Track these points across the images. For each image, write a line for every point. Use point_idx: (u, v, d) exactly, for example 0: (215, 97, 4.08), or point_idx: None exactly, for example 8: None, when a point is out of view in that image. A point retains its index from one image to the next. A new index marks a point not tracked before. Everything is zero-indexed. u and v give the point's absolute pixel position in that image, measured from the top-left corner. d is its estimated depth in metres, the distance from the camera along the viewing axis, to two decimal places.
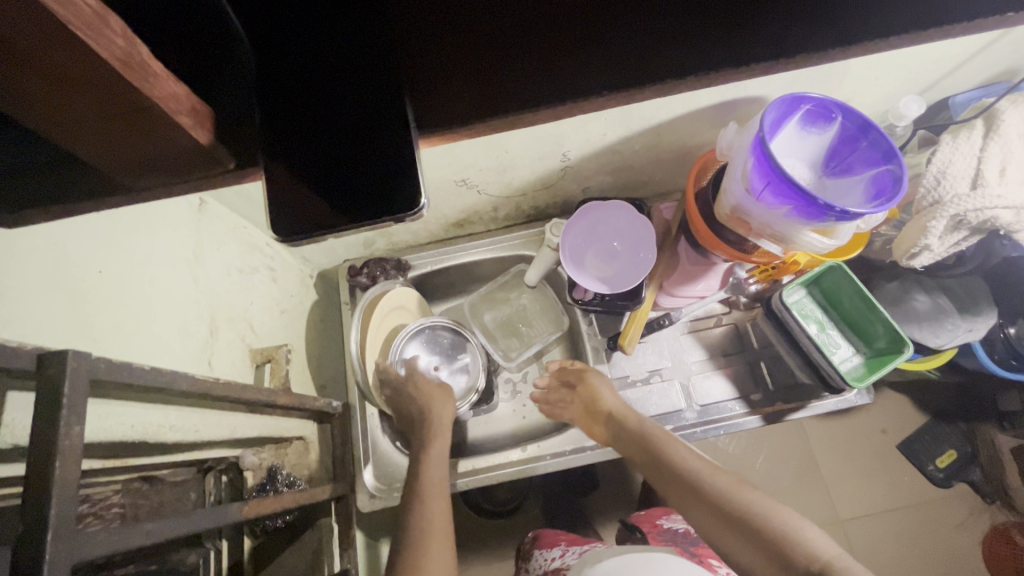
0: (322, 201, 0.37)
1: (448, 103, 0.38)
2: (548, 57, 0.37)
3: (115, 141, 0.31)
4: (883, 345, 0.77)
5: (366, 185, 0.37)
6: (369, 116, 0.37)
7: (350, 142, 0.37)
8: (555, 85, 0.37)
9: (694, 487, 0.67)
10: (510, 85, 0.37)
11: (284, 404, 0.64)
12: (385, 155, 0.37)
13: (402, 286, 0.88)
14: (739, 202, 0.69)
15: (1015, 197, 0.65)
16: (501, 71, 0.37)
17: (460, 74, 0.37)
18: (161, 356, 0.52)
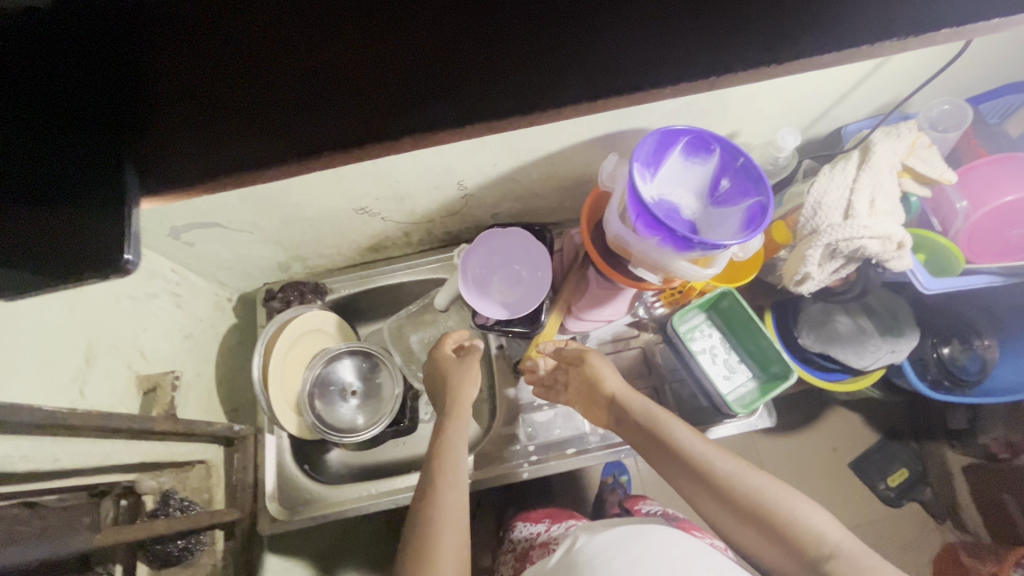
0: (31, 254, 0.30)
1: (175, 153, 0.32)
2: (331, 98, 0.32)
3: None
4: (775, 370, 0.78)
5: (78, 234, 0.30)
6: (102, 159, 0.31)
7: (64, 185, 0.30)
8: (330, 132, 0.32)
9: (701, 475, 0.64)
10: (285, 126, 0.32)
11: (166, 430, 0.65)
12: (89, 210, 0.30)
13: (318, 309, 0.90)
14: (619, 232, 0.70)
15: (882, 228, 0.67)
16: (225, 127, 0.32)
17: (188, 122, 0.32)
18: (17, 390, 0.52)
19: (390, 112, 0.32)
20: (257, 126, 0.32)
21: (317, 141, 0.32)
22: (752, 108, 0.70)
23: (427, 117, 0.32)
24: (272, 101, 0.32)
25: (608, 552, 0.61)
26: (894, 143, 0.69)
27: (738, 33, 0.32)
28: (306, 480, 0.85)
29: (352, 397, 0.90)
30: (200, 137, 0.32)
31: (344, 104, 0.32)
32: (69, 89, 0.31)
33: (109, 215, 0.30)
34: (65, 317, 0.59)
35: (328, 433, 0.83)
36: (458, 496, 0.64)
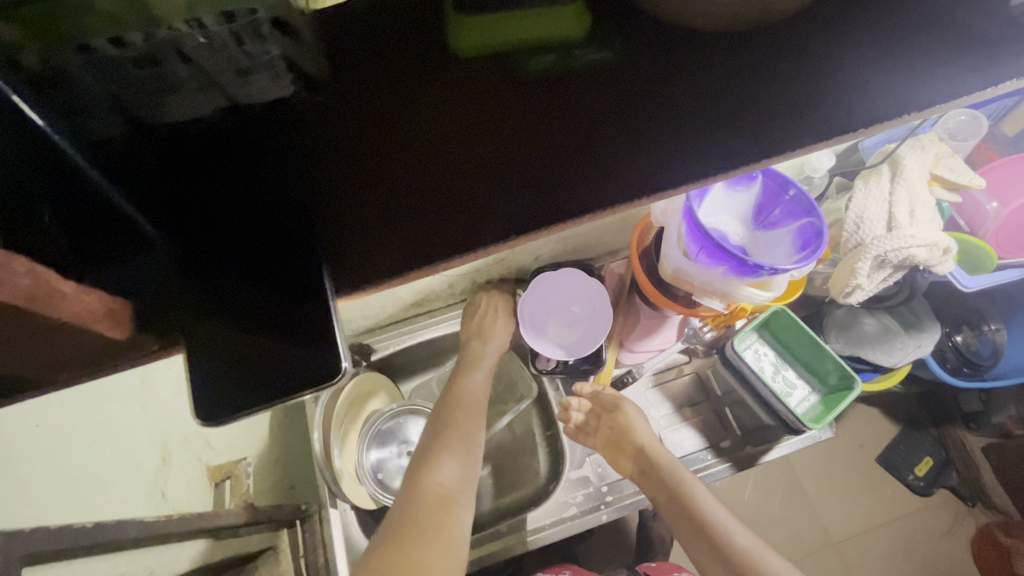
0: (242, 368, 0.28)
1: (372, 254, 0.31)
2: (524, 177, 0.31)
3: (32, 347, 0.26)
4: (835, 381, 0.80)
5: (282, 352, 0.28)
6: (284, 265, 0.30)
7: (275, 305, 0.29)
8: (516, 190, 0.31)
9: (702, 526, 0.69)
10: (465, 214, 0.31)
11: (248, 522, 0.62)
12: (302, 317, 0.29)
13: (365, 371, 0.88)
14: (678, 265, 0.72)
15: (926, 235, 0.70)
16: (414, 216, 0.31)
17: (375, 218, 0.31)
18: (108, 500, 0.50)
19: (587, 181, 0.31)
20: (423, 216, 0.31)
21: (511, 207, 0.31)
22: None
23: (633, 183, 0.31)
24: (448, 191, 0.31)
25: None
26: (921, 156, 0.74)
27: (870, 79, 0.33)
28: None
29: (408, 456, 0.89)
30: (367, 232, 0.31)
31: (523, 181, 0.31)
32: (238, 201, 0.31)
33: (308, 325, 0.29)
34: (138, 416, 0.57)
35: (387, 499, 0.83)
36: (468, 436, 0.72)
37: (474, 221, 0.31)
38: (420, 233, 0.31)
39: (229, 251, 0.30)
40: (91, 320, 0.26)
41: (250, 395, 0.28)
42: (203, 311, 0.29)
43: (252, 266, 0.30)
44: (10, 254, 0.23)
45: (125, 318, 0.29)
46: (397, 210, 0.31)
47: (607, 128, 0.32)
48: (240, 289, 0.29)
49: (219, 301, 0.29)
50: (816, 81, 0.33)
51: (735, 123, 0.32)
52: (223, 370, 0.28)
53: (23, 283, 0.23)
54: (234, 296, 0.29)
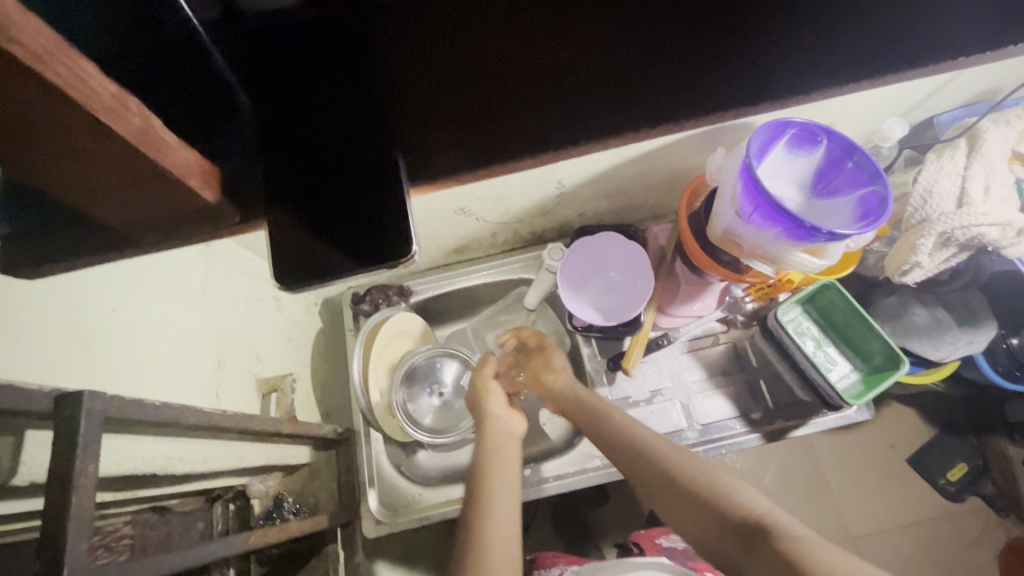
0: (325, 246, 0.33)
1: (444, 151, 0.35)
2: (586, 89, 0.35)
3: (128, 197, 0.29)
4: (880, 361, 0.78)
5: (361, 231, 0.33)
6: (362, 157, 0.34)
7: (355, 198, 0.34)
8: (581, 104, 0.35)
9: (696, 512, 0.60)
10: (531, 123, 0.35)
11: (290, 432, 0.66)
12: (379, 204, 0.34)
13: (402, 312, 0.89)
14: (729, 225, 0.71)
15: (1001, 214, 0.66)
16: (486, 122, 0.34)
17: (449, 121, 0.34)
18: (169, 387, 0.54)
19: (643, 101, 0.35)
20: (488, 114, 0.34)
21: (572, 119, 0.35)
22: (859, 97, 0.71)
23: (678, 109, 0.35)
24: (518, 101, 0.34)
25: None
26: (1005, 131, 0.69)
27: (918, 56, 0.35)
28: (403, 481, 0.86)
29: (439, 396, 0.90)
30: (437, 130, 0.34)
31: (589, 95, 0.35)
32: (318, 94, 0.34)
33: (385, 214, 0.34)
34: (198, 319, 0.60)
35: (412, 428, 0.84)
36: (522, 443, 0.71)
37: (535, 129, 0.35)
38: (490, 137, 0.35)
39: (311, 142, 0.34)
40: (188, 174, 0.29)
41: (325, 266, 0.33)
42: (288, 187, 0.33)
43: (337, 155, 0.34)
44: (124, 89, 0.24)
45: (212, 180, 0.31)
46: (474, 115, 0.34)
47: (674, 49, 0.35)
48: (320, 176, 0.34)
49: (301, 182, 0.34)
50: (867, 50, 0.35)
51: (785, 55, 0.35)
52: (306, 247, 0.34)
53: (132, 119, 0.25)
54: (318, 178, 0.34)
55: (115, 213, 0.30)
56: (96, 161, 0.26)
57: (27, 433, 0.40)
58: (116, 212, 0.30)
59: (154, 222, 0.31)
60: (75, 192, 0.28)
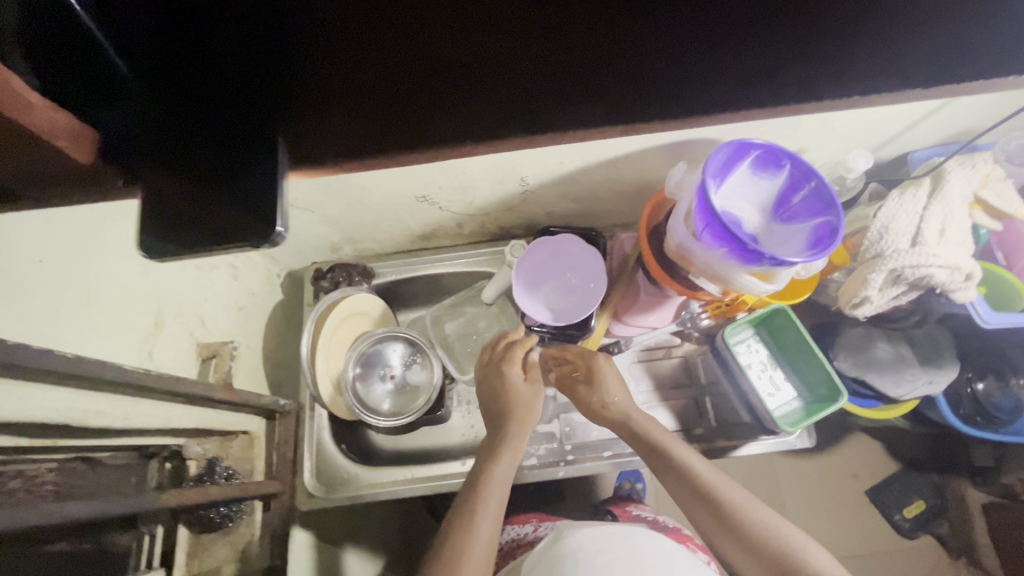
0: (196, 214, 0.34)
1: (336, 141, 0.36)
2: (515, 84, 0.35)
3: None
4: (823, 392, 0.77)
5: (240, 211, 0.34)
6: (232, 138, 0.34)
7: (226, 171, 0.34)
8: (505, 79, 0.35)
9: (761, 555, 0.62)
10: (444, 105, 0.35)
11: (225, 399, 0.67)
12: (244, 185, 0.34)
13: (363, 292, 0.91)
14: (683, 240, 0.71)
15: (951, 258, 0.66)
16: (408, 118, 0.36)
17: (335, 116, 0.35)
18: (97, 343, 0.54)
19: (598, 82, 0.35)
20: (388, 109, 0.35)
21: (494, 116, 0.36)
22: (825, 125, 0.71)
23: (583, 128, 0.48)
24: (419, 87, 0.35)
25: (594, 549, 0.68)
26: (968, 173, 0.68)
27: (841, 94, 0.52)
28: (341, 458, 0.88)
29: (390, 380, 0.91)
30: (322, 121, 0.35)
31: (511, 80, 0.35)
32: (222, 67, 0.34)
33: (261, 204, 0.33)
34: (140, 280, 0.61)
35: (365, 414, 0.85)
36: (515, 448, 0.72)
37: (477, 120, 0.36)
38: (405, 128, 0.36)
39: (189, 110, 0.34)
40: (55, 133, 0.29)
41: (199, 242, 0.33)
42: (168, 162, 0.34)
43: (235, 130, 0.34)
44: None
45: (87, 143, 0.32)
46: (366, 108, 0.35)
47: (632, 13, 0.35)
48: (206, 156, 0.34)
49: (176, 155, 0.34)
50: None
51: None
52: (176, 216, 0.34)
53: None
54: (198, 158, 0.34)
55: None
56: None
57: None
58: None
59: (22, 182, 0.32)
60: None
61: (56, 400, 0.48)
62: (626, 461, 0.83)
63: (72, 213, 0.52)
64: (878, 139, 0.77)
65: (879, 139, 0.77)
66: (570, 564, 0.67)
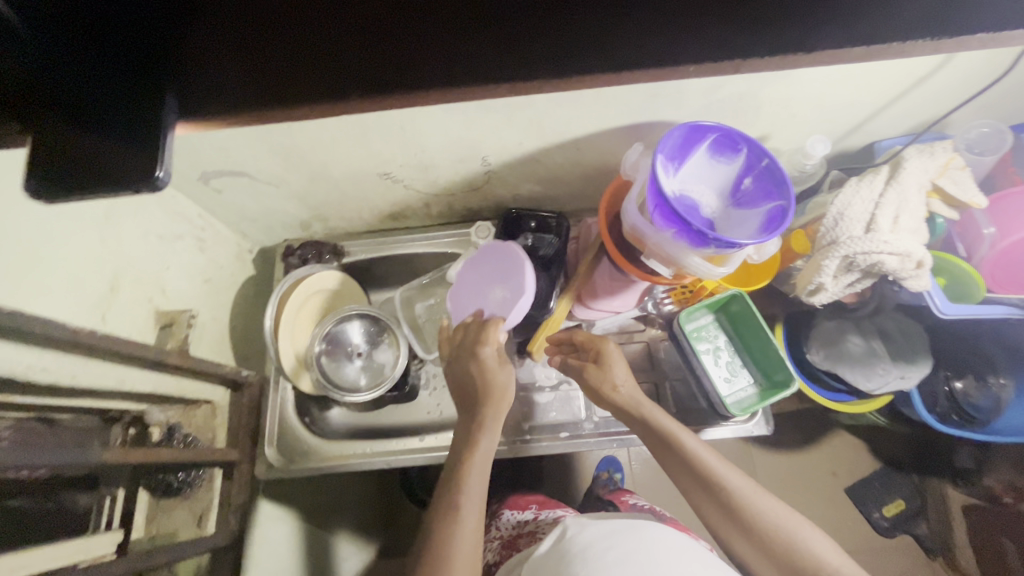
0: (88, 156, 0.30)
1: (222, 89, 0.31)
2: (417, 30, 0.31)
3: None
4: (778, 378, 0.77)
5: (131, 153, 0.29)
6: (132, 82, 0.30)
7: (113, 111, 0.30)
8: (403, 33, 0.31)
9: (768, 546, 0.64)
10: (340, 52, 0.31)
11: (179, 364, 0.68)
12: (138, 130, 0.30)
13: (329, 270, 0.93)
14: (637, 221, 0.71)
15: (903, 245, 0.66)
16: (285, 56, 0.31)
17: (227, 61, 0.31)
18: (45, 302, 0.56)
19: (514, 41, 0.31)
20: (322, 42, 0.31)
21: (391, 69, 0.31)
22: (782, 109, 0.71)
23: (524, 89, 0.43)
24: (314, 38, 0.31)
25: (599, 546, 0.65)
26: (926, 161, 0.68)
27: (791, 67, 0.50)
28: (303, 432, 0.88)
29: (356, 357, 0.92)
30: (212, 73, 0.31)
31: (409, 32, 0.31)
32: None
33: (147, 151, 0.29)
34: (93, 244, 0.62)
35: (331, 389, 0.86)
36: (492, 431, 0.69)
37: (366, 68, 0.31)
38: (285, 76, 0.31)
39: (79, 45, 0.30)
40: None
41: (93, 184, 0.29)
42: (61, 99, 0.30)
43: (124, 69, 0.30)
44: None
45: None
46: (256, 53, 0.31)
47: None
48: (102, 92, 0.30)
49: (67, 93, 0.30)
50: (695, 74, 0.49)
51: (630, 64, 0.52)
52: (52, 150, 0.30)
53: None
54: (88, 95, 0.30)
55: None
56: None
57: None
58: None
59: None
60: None
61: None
62: (583, 441, 0.85)
63: (19, 172, 0.53)
64: (843, 127, 0.76)
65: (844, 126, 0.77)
66: (581, 559, 0.64)
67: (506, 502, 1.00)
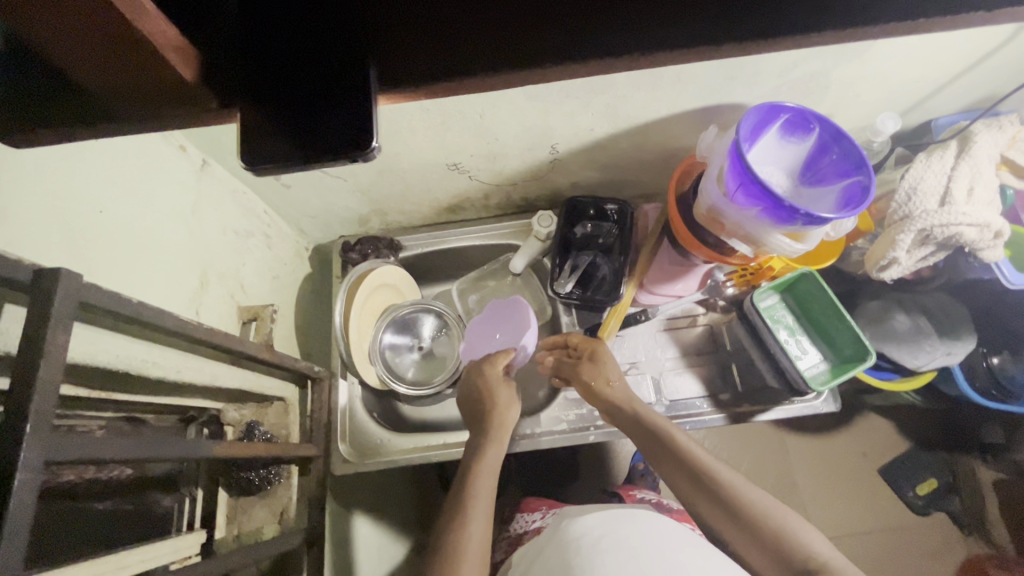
0: (280, 138, 0.30)
1: (407, 52, 0.30)
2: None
3: (101, 58, 0.27)
4: (848, 353, 0.79)
5: (342, 128, 0.30)
6: (331, 56, 0.30)
7: (318, 77, 0.30)
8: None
9: (764, 539, 0.62)
10: (529, 18, 0.30)
11: (266, 358, 0.68)
12: (348, 103, 0.30)
13: (391, 265, 0.92)
14: (714, 202, 0.72)
15: (980, 216, 0.67)
16: (469, 19, 0.30)
17: (413, 22, 0.30)
18: (151, 295, 0.55)
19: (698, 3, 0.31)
20: (507, 20, 0.30)
21: (576, 37, 0.30)
22: (852, 88, 0.72)
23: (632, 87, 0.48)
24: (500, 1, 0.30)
25: (595, 533, 0.64)
26: (996, 135, 0.70)
27: None
28: (372, 425, 0.89)
29: (418, 351, 0.93)
30: (399, 37, 0.30)
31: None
32: None
33: (355, 128, 0.30)
34: (185, 238, 0.62)
35: (392, 383, 0.87)
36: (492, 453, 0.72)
37: (555, 31, 0.30)
38: (471, 42, 0.30)
39: (276, 24, 0.30)
40: (165, 44, 0.26)
41: (311, 152, 0.30)
42: (262, 81, 0.30)
43: (321, 41, 0.30)
44: None
45: (191, 58, 0.29)
46: (434, 9, 0.30)
47: None
48: (303, 65, 0.30)
49: (267, 72, 0.29)
50: None
51: None
52: (257, 130, 0.30)
53: None
54: (289, 77, 0.30)
55: (85, 75, 0.28)
56: (74, 19, 0.24)
57: (5, 304, 0.41)
58: (80, 71, 0.28)
59: (123, 93, 0.29)
60: (27, 28, 0.25)
61: (111, 346, 0.49)
62: None
63: (123, 165, 0.53)
64: (904, 105, 0.78)
65: (905, 105, 0.78)
66: (572, 551, 0.63)
67: (521, 504, 1.00)
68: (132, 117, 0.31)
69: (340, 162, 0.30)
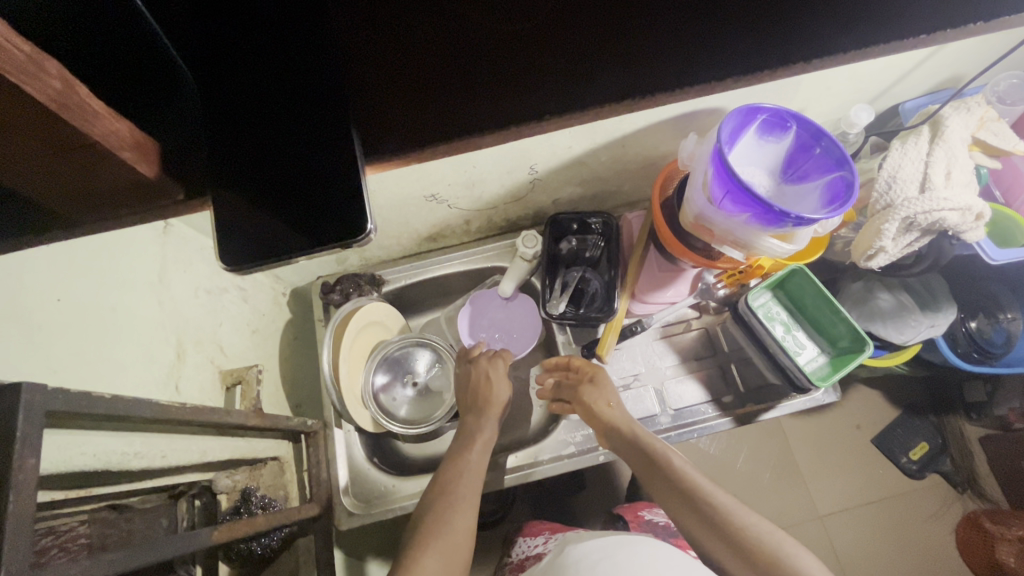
0: (276, 221, 0.34)
1: (387, 132, 0.35)
2: (554, 64, 0.35)
3: (57, 170, 0.28)
4: (846, 344, 0.79)
5: (328, 217, 0.34)
6: (316, 148, 0.34)
7: (302, 172, 0.34)
8: (546, 72, 0.35)
9: (755, 563, 0.58)
10: (494, 91, 0.35)
11: (255, 425, 0.64)
12: (335, 191, 0.34)
13: (377, 302, 0.88)
14: (701, 210, 0.71)
15: (960, 199, 0.68)
16: (442, 96, 0.35)
17: (395, 105, 0.35)
18: (125, 378, 0.51)
19: (646, 64, 0.35)
20: (481, 96, 0.35)
21: (540, 105, 0.35)
22: (825, 83, 0.72)
23: None
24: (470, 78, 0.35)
25: (596, 556, 0.62)
26: (965, 117, 0.70)
27: None
28: (376, 471, 0.86)
29: (413, 387, 0.89)
30: (381, 123, 0.35)
31: (552, 76, 0.35)
32: (278, 80, 0.34)
33: (347, 215, 0.33)
34: (155, 309, 0.57)
35: (387, 422, 0.83)
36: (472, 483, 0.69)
37: (522, 101, 0.35)
38: (447, 117, 0.35)
39: (260, 128, 0.34)
40: (119, 145, 0.28)
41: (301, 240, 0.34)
42: (245, 181, 0.34)
43: (304, 137, 0.34)
44: (41, 51, 0.23)
45: (151, 155, 0.31)
46: (408, 90, 0.35)
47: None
48: (286, 161, 0.34)
49: (254, 173, 0.34)
50: None
51: None
52: (246, 226, 0.34)
53: (55, 85, 0.24)
54: (274, 174, 0.34)
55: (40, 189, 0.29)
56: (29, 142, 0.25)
57: None
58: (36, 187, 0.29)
59: (82, 198, 0.31)
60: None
61: (86, 448, 0.44)
62: (664, 436, 0.84)
63: (81, 244, 0.49)
64: (872, 94, 0.79)
65: (872, 94, 0.79)
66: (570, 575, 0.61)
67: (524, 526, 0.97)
68: (97, 212, 0.32)
69: (330, 248, 0.34)
